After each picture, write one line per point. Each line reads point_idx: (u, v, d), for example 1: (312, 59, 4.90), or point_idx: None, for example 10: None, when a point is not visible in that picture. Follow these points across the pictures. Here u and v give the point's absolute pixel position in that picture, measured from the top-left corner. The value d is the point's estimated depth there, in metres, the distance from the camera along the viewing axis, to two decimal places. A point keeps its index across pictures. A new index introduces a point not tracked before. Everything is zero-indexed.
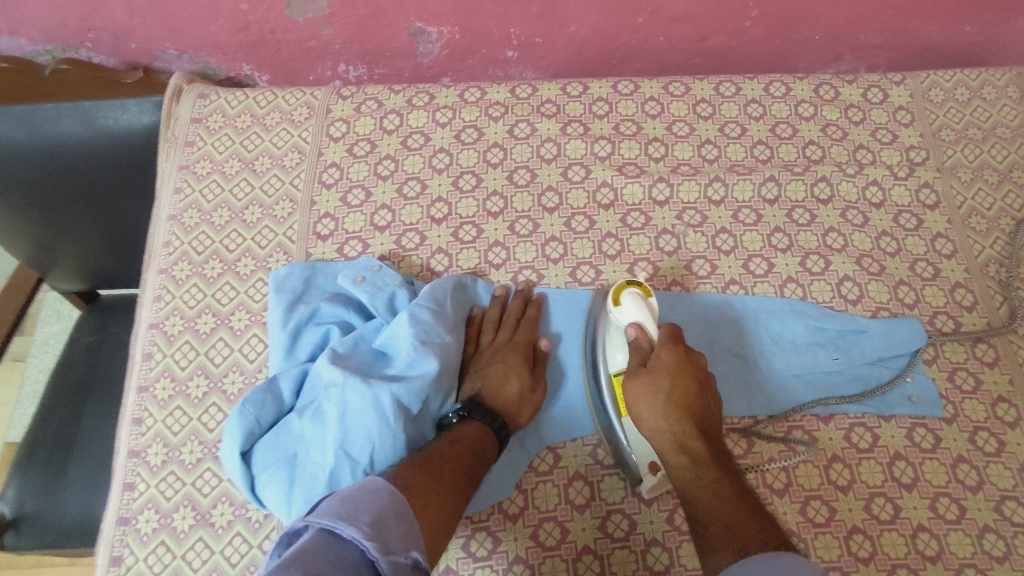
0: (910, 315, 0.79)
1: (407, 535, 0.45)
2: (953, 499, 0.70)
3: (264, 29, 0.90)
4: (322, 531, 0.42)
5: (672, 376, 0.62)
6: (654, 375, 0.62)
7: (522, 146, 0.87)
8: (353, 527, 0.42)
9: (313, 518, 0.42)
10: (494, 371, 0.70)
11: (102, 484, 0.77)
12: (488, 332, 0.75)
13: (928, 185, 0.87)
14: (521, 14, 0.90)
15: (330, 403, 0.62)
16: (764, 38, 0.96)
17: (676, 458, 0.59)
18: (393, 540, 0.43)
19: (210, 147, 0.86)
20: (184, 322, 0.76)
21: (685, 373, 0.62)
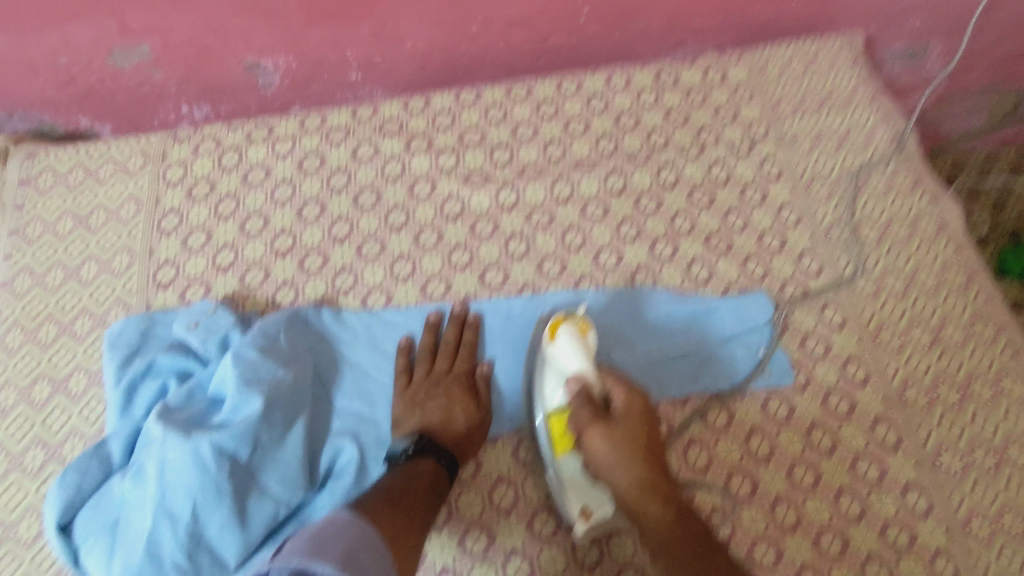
0: (758, 289, 0.81)
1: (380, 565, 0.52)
2: (809, 465, 0.71)
3: (90, 79, 0.87)
4: (294, 570, 0.48)
5: (635, 424, 0.66)
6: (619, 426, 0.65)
7: (366, 168, 0.87)
8: (324, 561, 0.48)
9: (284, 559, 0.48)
10: (437, 407, 0.70)
11: None
12: (420, 364, 0.74)
13: (771, 158, 0.89)
14: (353, 37, 0.89)
15: (151, 461, 0.62)
16: (603, 32, 0.96)
17: (650, 506, 0.63)
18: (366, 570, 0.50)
19: (41, 209, 0.83)
20: (18, 393, 0.74)
21: (647, 419, 0.67)
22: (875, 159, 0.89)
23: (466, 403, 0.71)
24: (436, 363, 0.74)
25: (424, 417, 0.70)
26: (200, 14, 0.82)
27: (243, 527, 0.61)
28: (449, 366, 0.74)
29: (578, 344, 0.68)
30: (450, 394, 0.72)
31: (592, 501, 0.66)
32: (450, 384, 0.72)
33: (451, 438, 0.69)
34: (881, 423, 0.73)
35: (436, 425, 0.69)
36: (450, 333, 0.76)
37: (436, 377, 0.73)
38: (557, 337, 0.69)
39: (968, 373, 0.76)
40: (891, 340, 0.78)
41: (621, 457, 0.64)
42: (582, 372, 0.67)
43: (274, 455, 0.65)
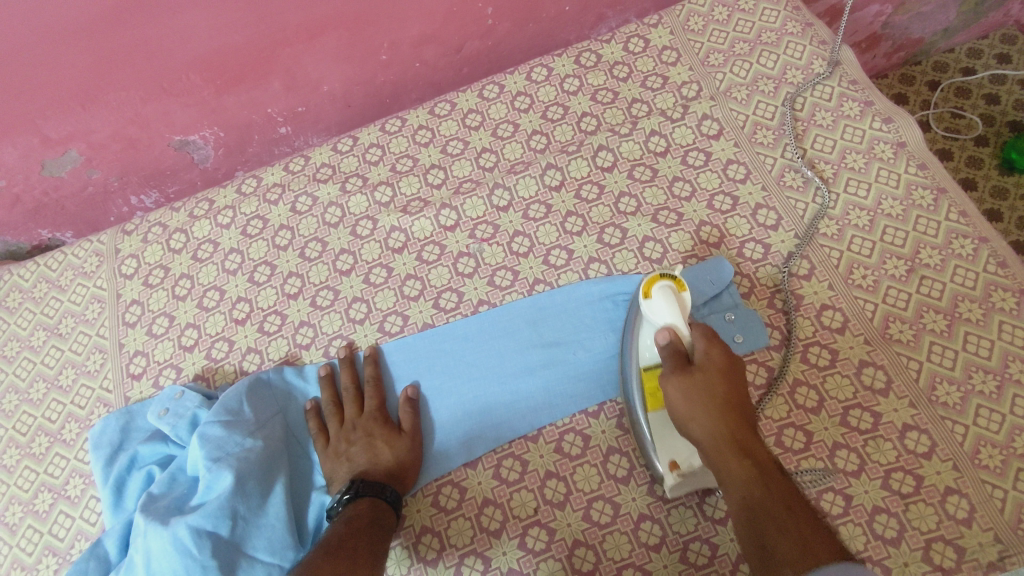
0: (717, 253, 0.77)
1: None
2: (798, 426, 0.68)
3: (36, 194, 0.91)
4: None
5: (717, 378, 0.62)
6: (700, 379, 0.62)
7: (307, 219, 0.87)
8: None
9: None
10: (361, 449, 0.70)
11: None
12: (331, 415, 0.73)
13: (708, 116, 0.85)
14: (268, 94, 0.90)
15: (138, 553, 0.63)
16: (516, 28, 0.94)
17: (737, 465, 0.56)
18: None
19: (14, 326, 0.87)
20: (23, 507, 0.77)
21: (733, 376, 0.63)
22: (817, 92, 0.84)
23: (387, 435, 0.70)
24: (344, 410, 0.74)
25: (354, 461, 0.69)
26: (112, 111, 0.84)
27: None
28: (382, 401, 0.74)
29: (670, 297, 0.68)
30: (369, 432, 0.71)
31: (679, 452, 0.65)
32: (366, 425, 0.72)
33: (382, 473, 0.68)
34: (867, 367, 0.70)
35: (366, 466, 0.68)
36: (346, 379, 0.75)
37: (369, 414, 0.72)
38: (652, 293, 0.68)
39: (954, 296, 0.71)
40: (864, 278, 0.74)
41: (701, 407, 0.61)
42: (675, 325, 0.67)
43: (258, 523, 0.65)
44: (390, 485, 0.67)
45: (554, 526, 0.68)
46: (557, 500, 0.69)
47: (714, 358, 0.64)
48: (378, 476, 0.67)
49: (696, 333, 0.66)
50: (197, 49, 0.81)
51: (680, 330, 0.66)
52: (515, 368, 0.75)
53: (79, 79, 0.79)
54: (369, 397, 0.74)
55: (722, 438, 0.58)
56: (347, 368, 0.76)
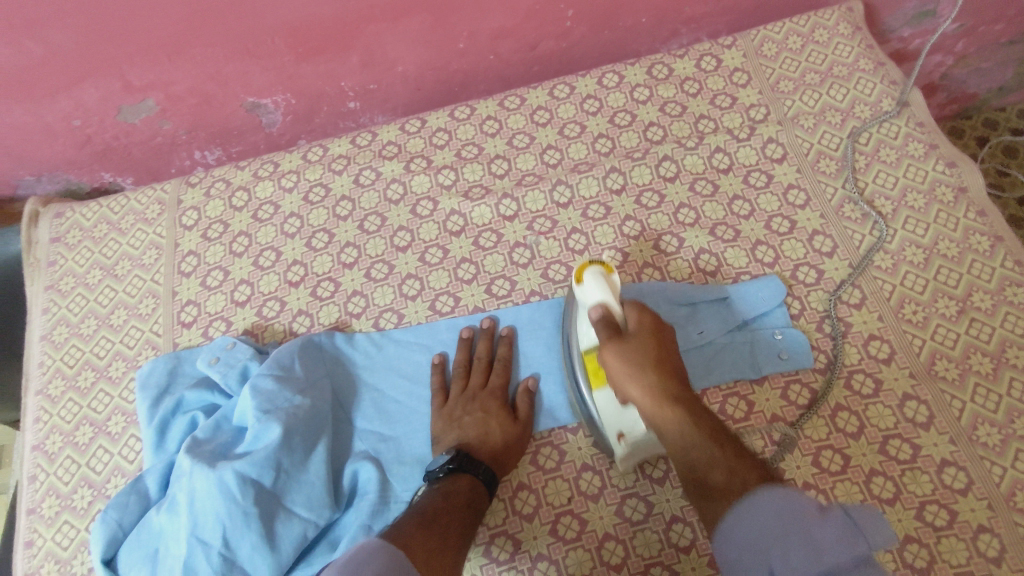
0: (770, 273, 0.79)
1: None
2: (836, 449, 0.69)
3: (106, 138, 0.93)
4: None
5: (650, 345, 0.62)
6: (635, 346, 0.62)
7: (369, 193, 0.89)
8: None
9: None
10: (473, 421, 0.72)
11: None
12: (456, 381, 0.76)
13: (773, 139, 0.87)
14: (345, 68, 0.92)
15: (182, 493, 0.64)
16: (592, 33, 0.97)
17: (671, 411, 0.57)
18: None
19: (72, 262, 0.88)
20: (63, 437, 0.78)
21: (664, 340, 0.63)
22: (882, 129, 0.86)
23: (501, 416, 0.72)
24: (471, 378, 0.76)
25: (463, 431, 0.71)
26: (195, 65, 0.86)
27: (274, 550, 0.63)
28: (485, 381, 0.76)
29: (601, 279, 0.66)
30: (485, 408, 0.73)
31: (627, 424, 0.66)
32: (484, 399, 0.74)
33: (488, 451, 0.69)
34: (910, 400, 0.70)
35: (473, 439, 0.70)
36: (482, 348, 0.78)
37: (474, 392, 0.74)
38: (584, 279, 0.67)
39: (1001, 341, 0.73)
40: (915, 314, 0.75)
41: (638, 370, 0.60)
42: (606, 302, 0.65)
43: (298, 478, 0.67)
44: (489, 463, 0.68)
45: (586, 518, 0.68)
46: (591, 492, 0.70)
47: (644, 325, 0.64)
48: (482, 452, 0.69)
49: (628, 309, 0.66)
50: (285, 15, 0.83)
51: (613, 308, 0.65)
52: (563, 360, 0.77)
53: (170, 30, 0.81)
54: (497, 374, 0.76)
55: (659, 390, 0.59)
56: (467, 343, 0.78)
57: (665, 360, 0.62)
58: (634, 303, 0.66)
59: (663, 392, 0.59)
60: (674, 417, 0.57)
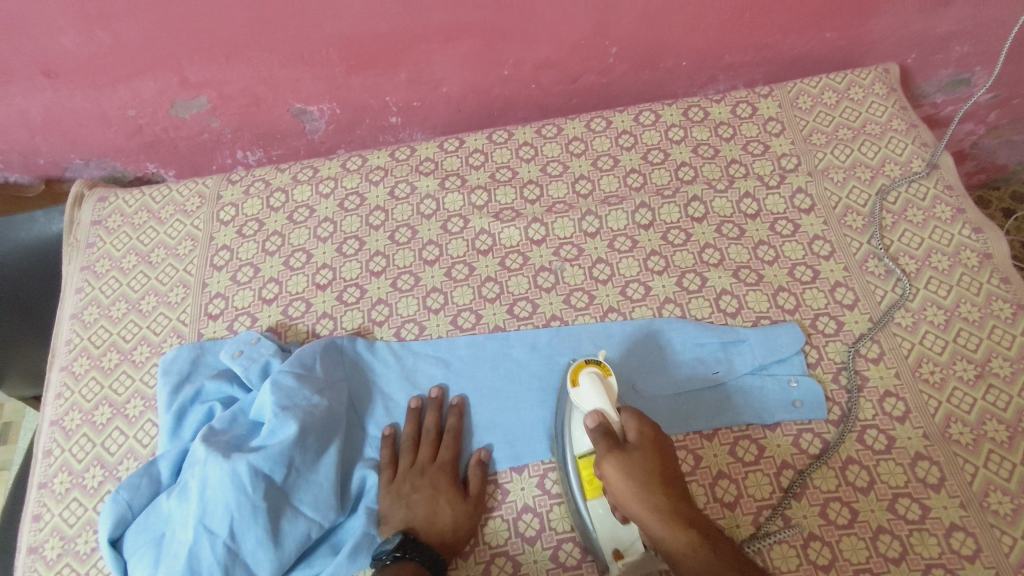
0: (790, 320, 0.80)
1: None
2: (844, 502, 0.68)
3: (156, 130, 0.96)
4: None
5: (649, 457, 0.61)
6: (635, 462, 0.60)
7: (402, 206, 0.91)
8: None
9: None
10: (421, 499, 0.69)
11: None
12: (404, 454, 0.73)
13: (802, 190, 0.89)
14: (391, 83, 0.95)
15: (193, 480, 0.65)
16: (632, 71, 1.00)
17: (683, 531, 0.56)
18: None
19: (109, 246, 0.91)
20: (82, 416, 0.79)
21: (661, 450, 0.62)
22: (911, 189, 0.87)
23: (451, 494, 0.70)
24: (419, 452, 0.73)
25: (410, 510, 0.69)
26: (250, 68, 0.89)
27: (277, 546, 0.63)
28: (434, 454, 0.73)
29: (598, 385, 0.66)
30: (434, 485, 0.70)
31: (624, 540, 0.65)
32: (433, 474, 0.71)
33: (437, 532, 0.67)
34: (922, 460, 0.70)
35: (420, 521, 0.68)
36: (432, 419, 0.75)
37: (421, 468, 0.71)
38: (579, 383, 0.67)
39: (1017, 410, 0.72)
40: (932, 374, 0.75)
41: (639, 491, 0.58)
42: (602, 410, 0.65)
43: (308, 477, 0.67)
44: (437, 548, 0.66)
45: (588, 546, 0.68)
46: None
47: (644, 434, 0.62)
48: (428, 537, 0.66)
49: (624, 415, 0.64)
50: (344, 28, 0.86)
51: (610, 414, 0.64)
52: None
53: (232, 33, 0.85)
54: (446, 449, 0.73)
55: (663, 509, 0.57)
56: (433, 410, 0.75)
57: (664, 470, 0.60)
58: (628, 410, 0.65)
59: (670, 512, 0.57)
60: (680, 544, 0.55)
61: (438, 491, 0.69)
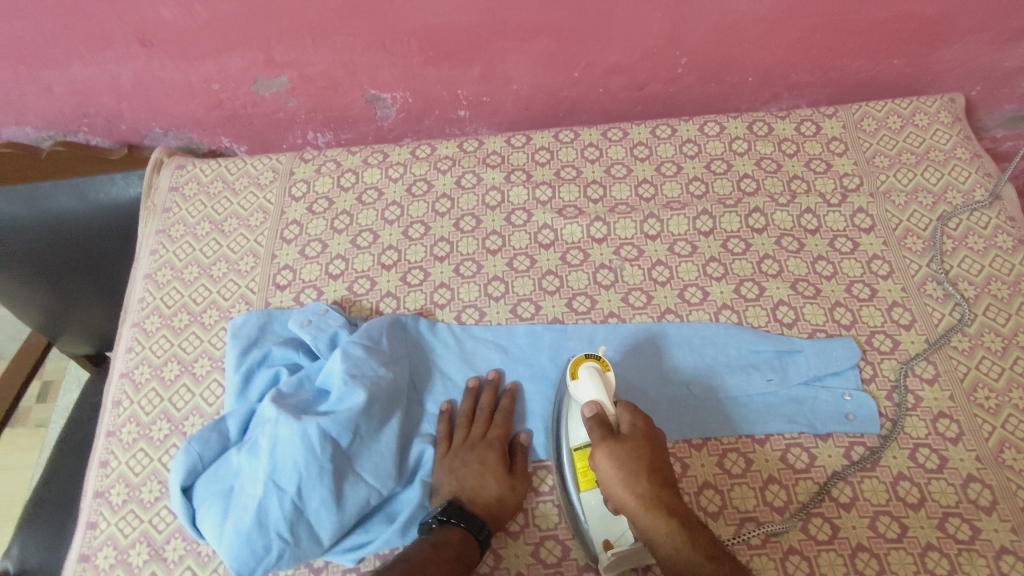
0: (846, 335, 0.81)
1: None
2: (894, 517, 0.69)
3: (236, 105, 0.99)
4: None
5: (640, 446, 0.64)
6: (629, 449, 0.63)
7: (468, 195, 0.93)
8: None
9: None
10: (470, 472, 0.71)
11: None
12: (458, 428, 0.75)
13: (863, 210, 0.90)
14: (465, 77, 0.98)
15: (264, 437, 0.67)
16: (699, 83, 1.01)
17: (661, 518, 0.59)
18: None
19: (184, 212, 0.94)
20: (152, 370, 0.83)
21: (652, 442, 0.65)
22: (972, 217, 0.88)
23: (500, 470, 0.71)
24: (472, 428, 0.75)
25: (457, 481, 0.70)
26: (333, 52, 0.93)
27: (340, 508, 0.65)
28: (486, 431, 0.75)
29: (596, 377, 0.67)
30: (485, 460, 0.72)
31: (614, 531, 0.65)
32: (483, 448, 0.73)
33: (484, 504, 0.68)
34: (973, 482, 0.71)
35: (467, 492, 0.69)
36: (486, 399, 0.77)
37: (474, 442, 0.73)
38: (577, 374, 0.67)
39: None
40: (987, 399, 0.76)
41: (629, 476, 0.62)
42: (602, 402, 0.66)
43: (370, 446, 0.69)
44: (484, 518, 0.67)
45: None
46: None
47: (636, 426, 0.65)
48: (477, 506, 0.68)
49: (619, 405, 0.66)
50: (427, 20, 0.89)
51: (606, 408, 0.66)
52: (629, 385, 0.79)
53: (322, 16, 0.88)
54: (497, 426, 0.75)
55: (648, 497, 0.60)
56: (490, 390, 0.77)
57: (652, 460, 0.63)
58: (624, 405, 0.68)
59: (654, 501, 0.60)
60: (664, 527, 0.59)
61: (488, 464, 0.71)
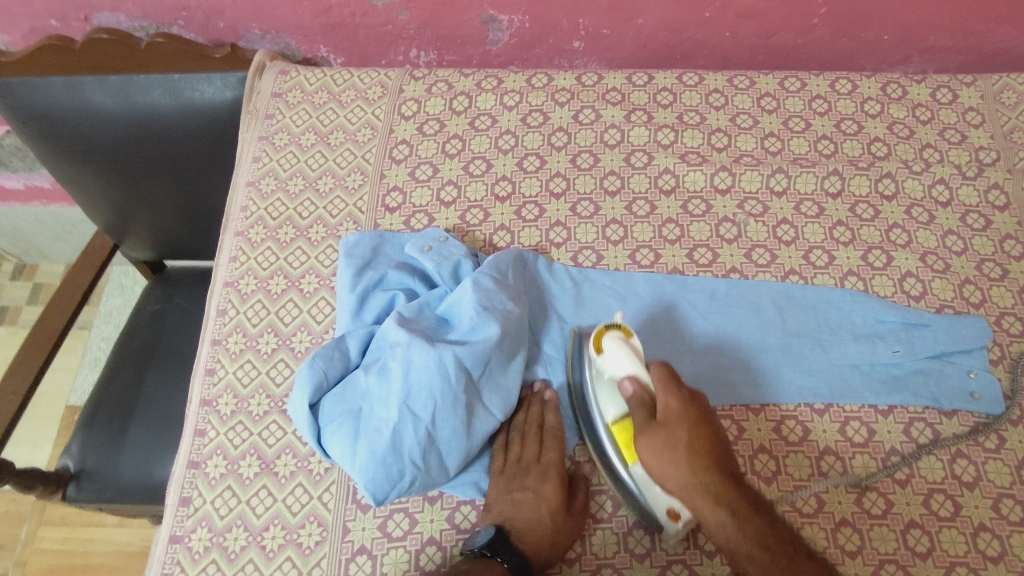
0: (975, 313, 0.78)
1: None
2: (1017, 500, 0.68)
3: (343, 12, 0.93)
4: None
5: (687, 428, 0.61)
6: (665, 432, 0.61)
7: (586, 131, 0.89)
8: None
9: None
10: (524, 501, 0.66)
11: (152, 451, 1.03)
12: (512, 446, 0.70)
13: (998, 186, 0.86)
14: (591, 6, 0.92)
15: (395, 360, 0.65)
16: (831, 36, 0.96)
17: (712, 512, 0.58)
18: None
19: (288, 120, 0.91)
20: (257, 282, 0.80)
21: (698, 411, 0.62)
22: None
23: (555, 499, 0.65)
24: (524, 449, 0.69)
25: (511, 508, 0.65)
26: None
27: (470, 439, 0.64)
28: (540, 454, 0.69)
29: (624, 346, 0.65)
30: (537, 488, 0.66)
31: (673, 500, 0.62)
32: (537, 474, 0.67)
33: (533, 540, 0.63)
34: None
35: (520, 524, 0.64)
36: (534, 415, 0.71)
37: (526, 466, 0.68)
38: (603, 348, 0.66)
39: None
40: None
41: (671, 460, 0.60)
42: (635, 373, 0.64)
43: (497, 379, 0.68)
44: (529, 551, 0.63)
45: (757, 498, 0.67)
46: (766, 474, 0.70)
47: (671, 405, 0.62)
48: (524, 541, 0.63)
49: (654, 375, 0.64)
50: None
51: (642, 378, 0.64)
52: (748, 343, 0.77)
53: None
54: (552, 450, 0.69)
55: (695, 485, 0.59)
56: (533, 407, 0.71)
57: (698, 436, 0.61)
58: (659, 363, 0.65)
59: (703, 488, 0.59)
60: (715, 521, 0.58)
61: (539, 491, 0.65)
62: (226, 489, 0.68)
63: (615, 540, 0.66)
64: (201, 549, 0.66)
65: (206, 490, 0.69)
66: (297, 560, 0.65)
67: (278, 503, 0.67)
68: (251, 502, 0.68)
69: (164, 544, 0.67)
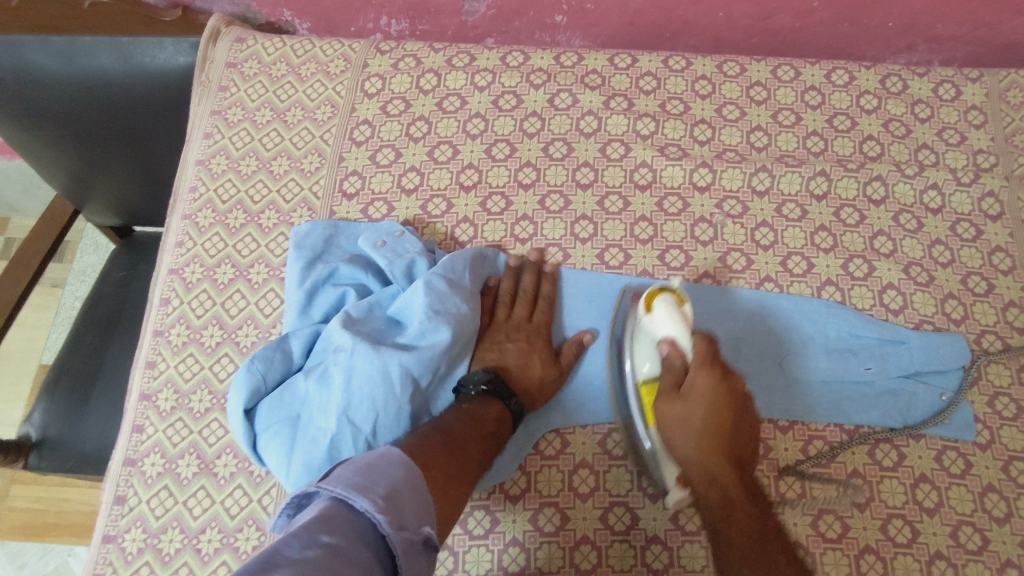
0: (955, 331, 0.74)
1: (420, 509, 0.46)
2: (977, 529, 0.66)
3: None
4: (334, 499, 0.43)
5: (709, 400, 0.59)
6: (683, 402, 0.59)
7: (561, 117, 0.84)
8: (365, 498, 0.43)
9: (326, 485, 0.43)
10: (514, 351, 0.69)
11: (114, 423, 1.01)
12: (501, 306, 0.73)
13: (993, 193, 0.81)
14: None
15: (337, 367, 0.61)
16: (831, 21, 0.89)
17: (706, 488, 0.57)
18: (406, 516, 0.44)
19: (244, 94, 0.86)
20: (204, 270, 0.76)
21: (727, 405, 0.59)
22: None
23: (545, 353, 0.69)
24: (515, 309, 0.73)
25: (500, 356, 0.69)
26: None
27: None
28: (529, 314, 0.73)
29: (674, 311, 0.62)
30: (530, 340, 0.70)
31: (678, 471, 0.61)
32: (529, 329, 0.71)
33: (524, 383, 0.67)
34: None
35: (510, 368, 0.67)
36: (528, 280, 0.74)
37: (517, 323, 0.71)
38: (653, 307, 0.63)
39: None
40: None
41: (682, 430, 0.59)
42: (675, 339, 0.62)
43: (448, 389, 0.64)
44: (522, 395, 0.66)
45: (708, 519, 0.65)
46: None
47: (698, 382, 0.60)
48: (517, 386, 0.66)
49: (693, 346, 0.61)
50: None
51: (681, 345, 0.61)
52: None
53: None
54: (542, 313, 0.73)
55: (704, 463, 0.58)
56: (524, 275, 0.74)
57: (723, 426, 0.58)
58: (706, 339, 0.62)
59: (708, 471, 0.57)
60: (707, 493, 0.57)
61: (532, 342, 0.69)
62: (162, 489, 0.66)
63: (562, 555, 0.64)
64: (134, 550, 0.64)
65: (142, 490, 0.67)
66: (232, 565, 0.63)
67: (215, 505, 0.65)
68: (188, 503, 0.66)
69: (97, 544, 0.65)
